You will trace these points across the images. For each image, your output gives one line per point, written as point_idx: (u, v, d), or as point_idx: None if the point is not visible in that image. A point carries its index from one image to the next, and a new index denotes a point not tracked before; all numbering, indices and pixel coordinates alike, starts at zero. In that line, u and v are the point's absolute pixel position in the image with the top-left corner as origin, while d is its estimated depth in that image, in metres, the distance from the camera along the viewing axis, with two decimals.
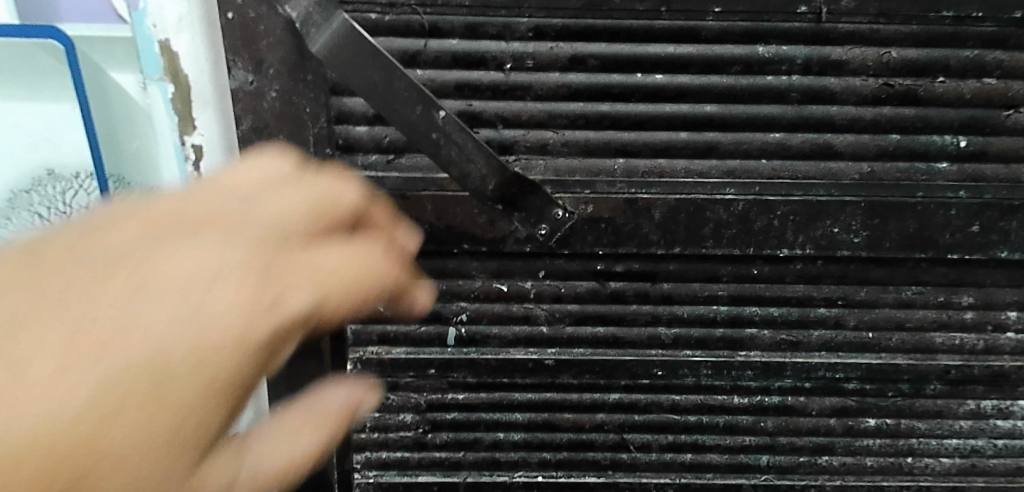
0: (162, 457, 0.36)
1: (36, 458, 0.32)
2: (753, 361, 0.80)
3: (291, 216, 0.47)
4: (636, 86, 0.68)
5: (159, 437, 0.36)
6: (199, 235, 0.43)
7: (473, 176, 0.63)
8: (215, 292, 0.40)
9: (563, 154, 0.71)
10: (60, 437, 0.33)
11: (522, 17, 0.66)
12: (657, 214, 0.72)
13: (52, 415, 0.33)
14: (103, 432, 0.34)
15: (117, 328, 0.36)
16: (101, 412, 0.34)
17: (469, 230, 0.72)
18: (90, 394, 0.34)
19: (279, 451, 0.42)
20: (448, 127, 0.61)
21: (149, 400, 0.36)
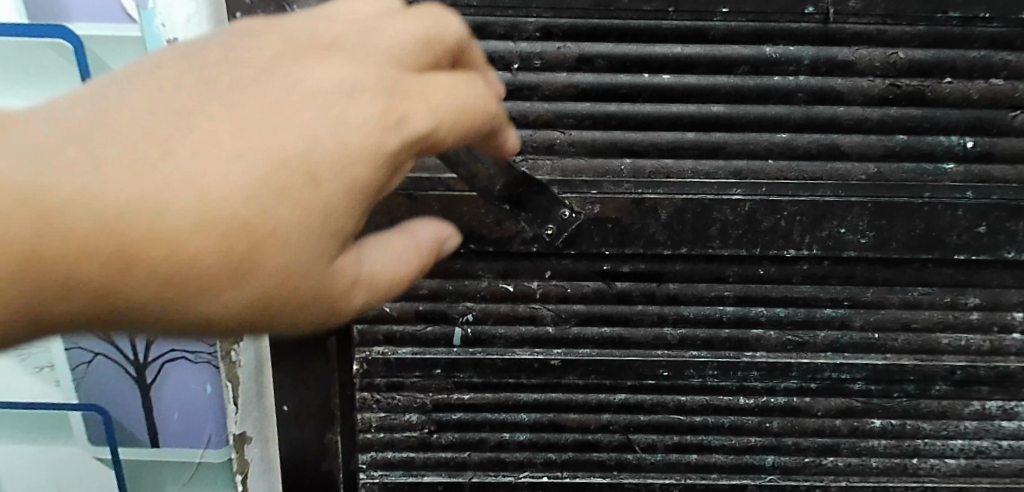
0: (311, 242, 0.37)
1: (208, 221, 0.33)
2: (759, 362, 0.80)
3: (411, 46, 0.43)
4: (643, 86, 0.68)
5: (309, 223, 0.36)
6: (338, 48, 0.41)
7: (482, 177, 0.62)
8: (357, 102, 0.39)
9: (570, 154, 0.71)
10: (229, 213, 0.34)
11: (529, 16, 0.66)
12: (664, 215, 0.72)
13: (223, 189, 0.33)
14: (262, 211, 0.35)
15: (274, 121, 0.36)
16: (264, 191, 0.35)
17: (476, 230, 0.72)
18: (256, 176, 0.34)
19: (397, 261, 0.43)
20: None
21: (300, 192, 0.36)
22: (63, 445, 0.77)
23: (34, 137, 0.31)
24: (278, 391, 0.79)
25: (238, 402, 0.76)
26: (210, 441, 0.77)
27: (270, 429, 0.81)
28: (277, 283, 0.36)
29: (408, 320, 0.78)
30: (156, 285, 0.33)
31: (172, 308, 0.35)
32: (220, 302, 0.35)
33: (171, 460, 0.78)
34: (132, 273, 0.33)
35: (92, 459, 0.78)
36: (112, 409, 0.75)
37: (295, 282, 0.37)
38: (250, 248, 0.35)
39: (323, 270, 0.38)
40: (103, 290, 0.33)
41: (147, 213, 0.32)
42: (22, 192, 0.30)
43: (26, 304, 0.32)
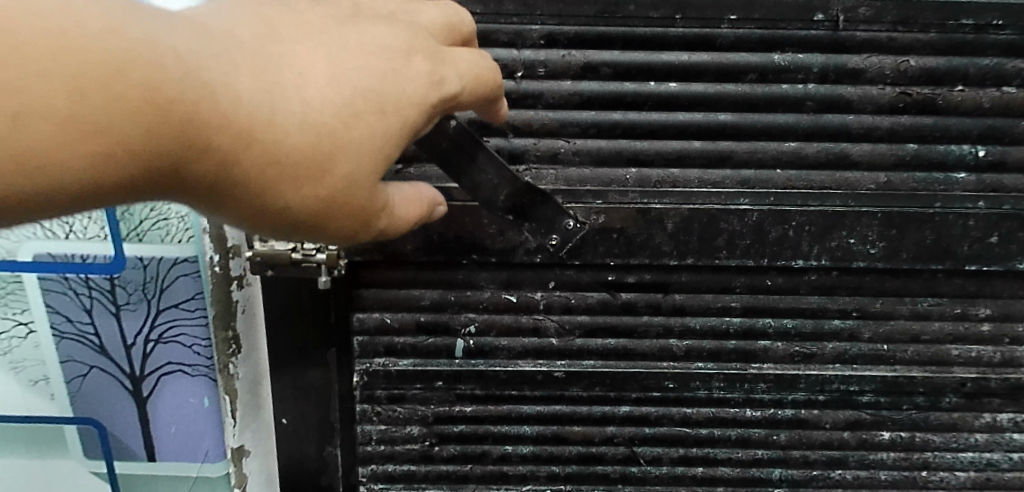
0: (377, 158, 0.44)
1: (308, 125, 0.40)
2: (767, 374, 0.78)
3: (443, 28, 0.51)
4: (649, 95, 0.67)
5: (378, 143, 0.43)
6: (396, 12, 0.48)
7: (485, 186, 0.62)
8: (418, 52, 0.46)
9: (574, 163, 0.70)
10: (324, 122, 0.41)
11: (534, 24, 0.64)
12: (670, 225, 0.70)
13: (321, 103, 0.41)
14: (346, 126, 0.41)
15: (356, 55, 0.43)
16: (351, 109, 0.42)
17: (479, 241, 0.70)
18: (345, 97, 0.41)
19: (404, 200, 0.51)
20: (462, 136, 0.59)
21: (373, 115, 0.43)
22: (57, 458, 0.77)
23: (188, 32, 0.37)
24: (278, 404, 0.78)
25: (237, 415, 0.75)
26: (208, 454, 0.76)
27: (270, 443, 0.80)
28: (347, 188, 0.43)
29: (408, 331, 0.76)
30: (259, 171, 0.40)
31: (261, 194, 0.41)
32: (300, 196, 0.42)
33: (169, 473, 0.77)
34: (247, 156, 0.39)
35: (88, 473, 0.77)
36: (107, 420, 0.74)
37: (358, 191, 0.44)
38: (335, 153, 0.41)
39: (374, 187, 0.45)
40: (220, 165, 0.39)
41: (267, 110, 0.39)
42: (187, 71, 0.36)
43: (166, 168, 0.37)
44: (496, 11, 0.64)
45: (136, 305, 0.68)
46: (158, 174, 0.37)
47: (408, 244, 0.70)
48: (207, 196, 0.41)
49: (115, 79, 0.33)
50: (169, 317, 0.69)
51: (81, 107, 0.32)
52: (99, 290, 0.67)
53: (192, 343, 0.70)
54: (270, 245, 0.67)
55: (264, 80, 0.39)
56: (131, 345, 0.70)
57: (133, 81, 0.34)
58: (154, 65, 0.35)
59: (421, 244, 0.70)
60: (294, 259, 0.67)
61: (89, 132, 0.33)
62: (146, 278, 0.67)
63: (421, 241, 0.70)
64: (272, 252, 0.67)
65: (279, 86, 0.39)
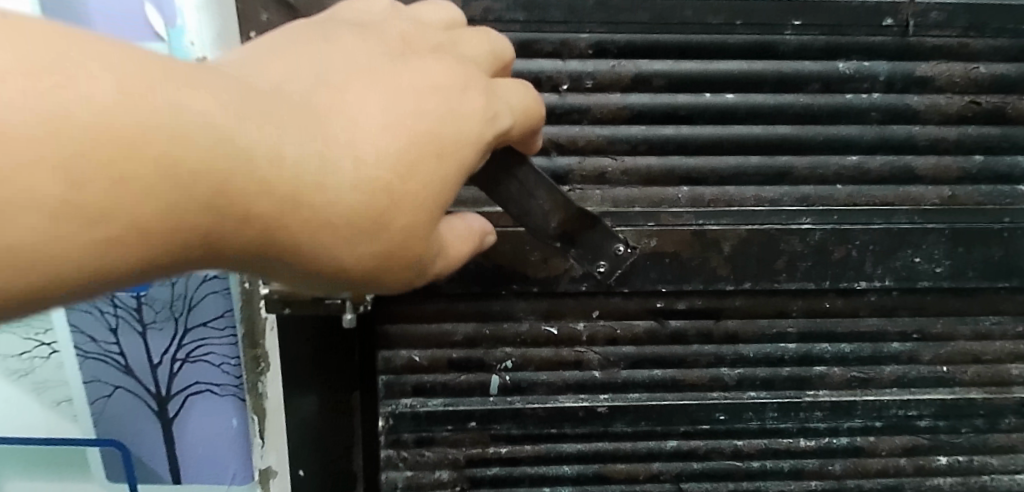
0: (433, 209, 0.39)
1: (364, 179, 0.35)
2: (823, 401, 0.74)
3: (488, 59, 0.46)
4: (705, 107, 0.62)
5: (436, 192, 0.38)
6: (443, 44, 0.44)
7: (535, 212, 0.56)
8: (477, 87, 0.42)
9: (622, 182, 0.64)
10: (380, 173, 0.36)
11: (581, 32, 0.58)
12: (727, 247, 0.65)
13: (376, 152, 0.36)
14: (402, 177, 0.36)
15: (409, 93, 0.38)
16: (409, 159, 0.37)
17: (519, 269, 0.64)
18: (399, 145, 0.36)
19: (461, 242, 0.46)
20: (512, 157, 0.54)
21: (431, 161, 0.38)
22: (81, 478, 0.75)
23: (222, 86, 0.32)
24: (294, 454, 0.71)
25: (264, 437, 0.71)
26: (234, 477, 0.73)
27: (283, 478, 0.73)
28: (404, 244, 0.38)
29: (439, 369, 0.69)
30: (304, 235, 0.35)
31: (311, 258, 0.36)
32: (354, 257, 0.37)
33: None
34: (294, 221, 0.34)
35: None
36: (131, 442, 0.71)
37: (415, 245, 0.39)
38: (393, 206, 0.37)
39: (433, 238, 0.40)
40: (264, 232, 0.34)
41: (313, 170, 0.34)
42: (220, 134, 0.31)
43: (199, 239, 0.32)
44: (540, 18, 0.57)
45: (161, 324, 0.65)
46: (191, 249, 0.32)
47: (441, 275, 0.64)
48: (252, 264, 0.36)
49: (132, 150, 0.28)
50: (197, 335, 0.66)
51: (90, 186, 0.27)
52: (125, 309, 0.64)
53: (222, 361, 0.67)
54: None
55: (313, 133, 0.34)
56: (157, 364, 0.67)
57: (158, 149, 0.29)
58: (183, 129, 0.29)
59: (455, 275, 0.64)
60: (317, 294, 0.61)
61: (106, 214, 0.28)
62: (174, 295, 0.64)
63: (456, 271, 0.64)
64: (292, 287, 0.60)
65: (332, 136, 0.35)
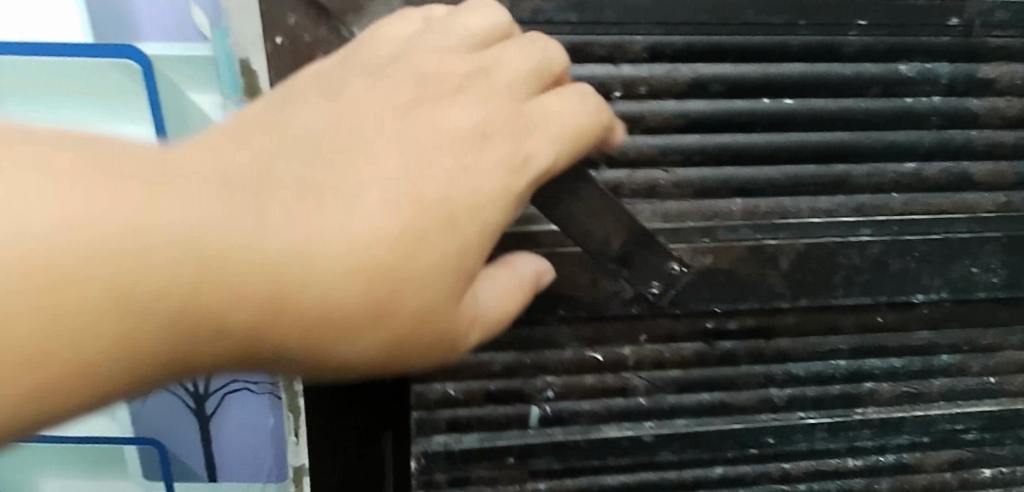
0: (449, 284, 0.35)
1: (364, 261, 0.31)
2: (872, 419, 0.71)
3: (529, 78, 0.40)
4: (763, 114, 0.58)
5: (451, 266, 0.34)
6: (466, 77, 0.39)
7: (596, 234, 0.50)
8: (496, 139, 0.37)
9: (674, 196, 0.59)
10: (383, 251, 0.32)
11: (636, 34, 0.53)
12: (784, 263, 0.61)
13: (379, 226, 0.32)
14: (410, 257, 0.32)
15: (415, 161, 0.34)
16: (418, 235, 0.33)
17: (567, 293, 0.59)
18: (405, 221, 0.32)
19: (513, 287, 0.41)
20: (574, 173, 0.48)
21: (441, 228, 0.34)
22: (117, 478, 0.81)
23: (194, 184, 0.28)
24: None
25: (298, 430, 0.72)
26: (271, 476, 0.78)
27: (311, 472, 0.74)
28: (416, 329, 0.34)
29: (475, 403, 0.64)
30: (301, 338, 0.31)
31: (312, 358, 0.32)
32: (360, 351, 0.33)
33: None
34: (286, 325, 0.31)
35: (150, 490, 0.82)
36: (168, 440, 0.76)
37: (431, 327, 0.35)
38: (401, 292, 0.33)
39: (455, 315, 0.36)
40: (253, 341, 0.30)
41: (303, 266, 0.30)
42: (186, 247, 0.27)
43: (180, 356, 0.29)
44: (594, 18, 0.52)
45: None
46: (174, 368, 0.30)
47: None
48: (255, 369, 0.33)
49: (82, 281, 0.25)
50: None
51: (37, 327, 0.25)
52: None
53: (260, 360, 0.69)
54: None
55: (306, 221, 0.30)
56: None
57: (110, 276, 0.26)
58: (139, 249, 0.26)
59: None
60: None
61: (61, 353, 0.26)
62: None
63: None
64: None
65: (326, 213, 0.31)
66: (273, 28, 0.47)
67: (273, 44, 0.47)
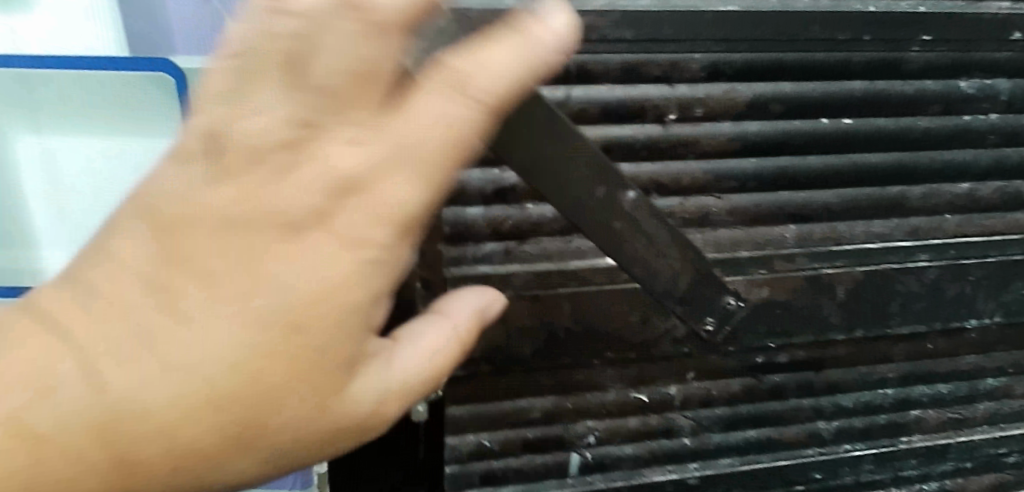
0: (315, 387, 0.30)
1: (222, 390, 0.29)
2: (918, 448, 0.68)
3: (349, 83, 0.27)
4: (822, 135, 0.54)
5: (306, 372, 0.30)
6: (271, 108, 0.28)
7: (662, 274, 0.46)
8: (353, 196, 0.29)
9: (727, 224, 0.55)
10: (232, 379, 0.29)
11: (694, 52, 0.49)
12: (841, 293, 0.57)
13: (215, 353, 0.29)
14: (252, 380, 0.29)
15: (246, 268, 0.29)
16: (253, 358, 0.29)
17: (616, 333, 0.54)
18: (238, 346, 0.29)
19: (442, 343, 0.34)
20: (640, 210, 0.44)
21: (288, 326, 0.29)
22: None
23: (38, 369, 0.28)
24: None
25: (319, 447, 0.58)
26: None
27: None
28: (300, 434, 0.31)
29: (511, 453, 0.59)
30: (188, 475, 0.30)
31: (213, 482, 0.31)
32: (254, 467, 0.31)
33: None
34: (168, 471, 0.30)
35: None
36: None
37: (318, 428, 0.31)
38: (259, 410, 0.30)
39: (345, 411, 0.32)
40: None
41: (151, 419, 0.28)
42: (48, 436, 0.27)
43: None
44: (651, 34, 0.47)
45: None
46: None
47: (525, 347, 0.53)
48: None
49: None
50: None
51: None
52: None
53: None
54: None
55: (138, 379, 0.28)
56: None
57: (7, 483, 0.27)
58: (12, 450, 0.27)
59: (542, 345, 0.53)
60: None
61: None
62: None
63: (543, 340, 0.53)
64: None
65: (174, 350, 0.28)
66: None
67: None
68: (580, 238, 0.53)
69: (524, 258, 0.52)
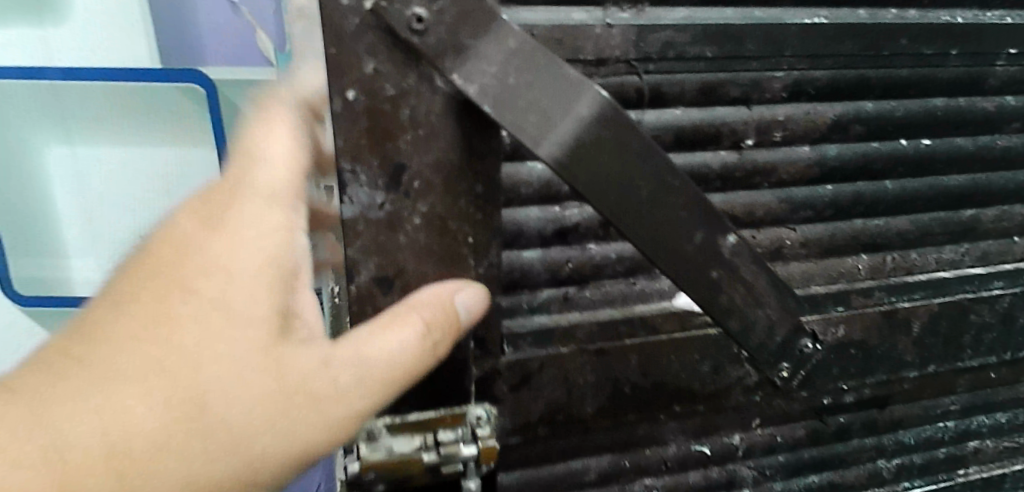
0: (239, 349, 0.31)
1: (161, 376, 0.30)
2: (976, 480, 0.64)
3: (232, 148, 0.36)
4: (903, 157, 0.50)
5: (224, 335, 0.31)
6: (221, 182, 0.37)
7: (759, 325, 0.40)
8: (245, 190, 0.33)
9: (800, 257, 0.50)
10: (163, 355, 0.30)
11: (777, 70, 0.45)
12: (917, 327, 0.53)
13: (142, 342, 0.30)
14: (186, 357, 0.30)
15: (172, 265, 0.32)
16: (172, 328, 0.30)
17: (686, 386, 0.48)
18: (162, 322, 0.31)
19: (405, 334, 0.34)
20: (741, 256, 0.38)
21: (202, 281, 0.31)
22: None
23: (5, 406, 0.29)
24: None
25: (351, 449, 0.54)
26: None
27: None
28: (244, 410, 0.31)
29: None
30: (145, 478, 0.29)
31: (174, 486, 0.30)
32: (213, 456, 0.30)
33: None
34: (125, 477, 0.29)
35: None
36: None
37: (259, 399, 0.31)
38: (196, 383, 0.30)
39: (282, 379, 0.31)
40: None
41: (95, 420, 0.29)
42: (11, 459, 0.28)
43: None
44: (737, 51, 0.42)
45: None
46: None
47: (589, 407, 0.46)
48: None
49: None
50: None
51: None
52: None
53: None
54: (387, 450, 0.41)
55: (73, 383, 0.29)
56: None
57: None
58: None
59: (606, 403, 0.46)
60: (428, 463, 0.42)
61: None
62: None
63: (607, 398, 0.46)
64: (398, 458, 0.41)
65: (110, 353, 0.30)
66: (347, 77, 0.32)
67: (343, 98, 0.33)
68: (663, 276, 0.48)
69: (586, 305, 0.46)
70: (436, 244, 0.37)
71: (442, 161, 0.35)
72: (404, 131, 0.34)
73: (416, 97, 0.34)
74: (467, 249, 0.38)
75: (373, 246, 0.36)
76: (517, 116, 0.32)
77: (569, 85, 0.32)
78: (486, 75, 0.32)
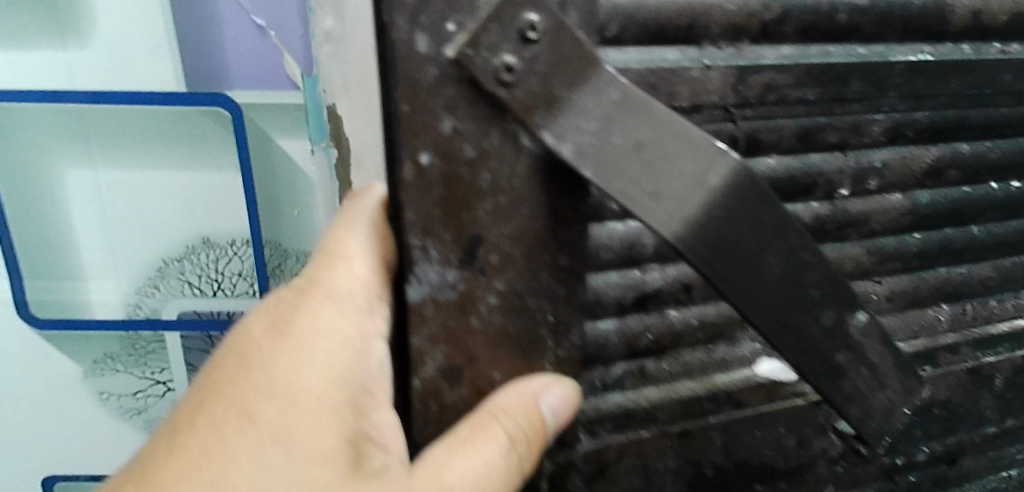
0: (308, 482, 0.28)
1: None
2: None
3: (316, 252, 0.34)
4: (993, 202, 0.46)
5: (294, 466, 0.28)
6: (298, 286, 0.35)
7: (878, 409, 0.36)
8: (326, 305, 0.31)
9: (885, 312, 0.46)
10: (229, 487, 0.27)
11: (876, 113, 0.41)
12: (998, 382, 0.49)
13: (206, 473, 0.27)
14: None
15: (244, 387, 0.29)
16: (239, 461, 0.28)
17: (768, 462, 0.44)
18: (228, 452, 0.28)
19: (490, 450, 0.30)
20: (867, 336, 0.33)
21: (265, 405, 0.29)
22: None
23: None
24: None
25: None
26: None
27: None
28: None
29: None
30: None
31: None
32: None
33: None
34: None
35: None
36: None
37: None
38: None
39: None
40: None
41: None
42: None
43: None
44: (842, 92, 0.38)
45: None
46: None
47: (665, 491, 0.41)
48: None
49: None
50: None
51: None
52: None
53: None
54: None
55: None
56: None
57: None
58: None
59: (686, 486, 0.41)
60: None
61: None
62: None
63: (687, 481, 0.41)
64: None
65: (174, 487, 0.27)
66: (419, 143, 0.26)
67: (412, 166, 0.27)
68: (745, 339, 0.42)
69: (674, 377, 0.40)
70: (514, 332, 0.31)
71: (525, 233, 0.29)
72: (484, 201, 0.28)
73: (499, 158, 0.28)
74: (545, 334, 0.32)
75: (442, 338, 0.30)
76: (627, 184, 0.27)
77: (683, 140, 0.27)
78: (587, 133, 0.26)
